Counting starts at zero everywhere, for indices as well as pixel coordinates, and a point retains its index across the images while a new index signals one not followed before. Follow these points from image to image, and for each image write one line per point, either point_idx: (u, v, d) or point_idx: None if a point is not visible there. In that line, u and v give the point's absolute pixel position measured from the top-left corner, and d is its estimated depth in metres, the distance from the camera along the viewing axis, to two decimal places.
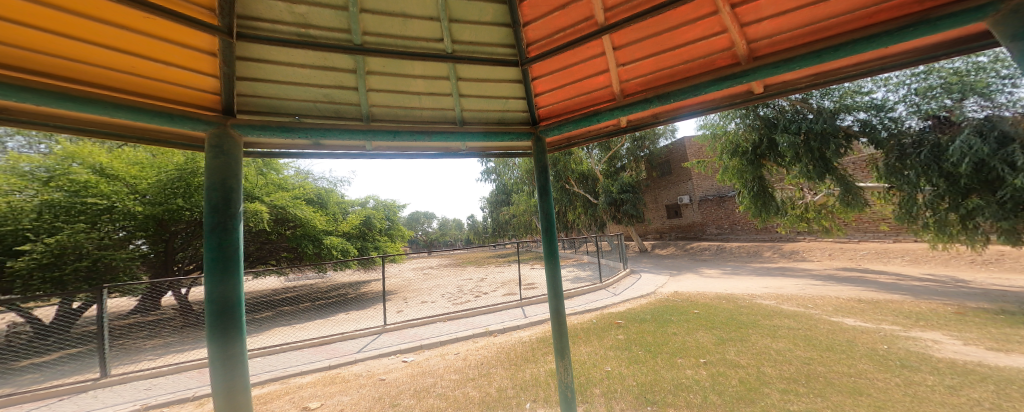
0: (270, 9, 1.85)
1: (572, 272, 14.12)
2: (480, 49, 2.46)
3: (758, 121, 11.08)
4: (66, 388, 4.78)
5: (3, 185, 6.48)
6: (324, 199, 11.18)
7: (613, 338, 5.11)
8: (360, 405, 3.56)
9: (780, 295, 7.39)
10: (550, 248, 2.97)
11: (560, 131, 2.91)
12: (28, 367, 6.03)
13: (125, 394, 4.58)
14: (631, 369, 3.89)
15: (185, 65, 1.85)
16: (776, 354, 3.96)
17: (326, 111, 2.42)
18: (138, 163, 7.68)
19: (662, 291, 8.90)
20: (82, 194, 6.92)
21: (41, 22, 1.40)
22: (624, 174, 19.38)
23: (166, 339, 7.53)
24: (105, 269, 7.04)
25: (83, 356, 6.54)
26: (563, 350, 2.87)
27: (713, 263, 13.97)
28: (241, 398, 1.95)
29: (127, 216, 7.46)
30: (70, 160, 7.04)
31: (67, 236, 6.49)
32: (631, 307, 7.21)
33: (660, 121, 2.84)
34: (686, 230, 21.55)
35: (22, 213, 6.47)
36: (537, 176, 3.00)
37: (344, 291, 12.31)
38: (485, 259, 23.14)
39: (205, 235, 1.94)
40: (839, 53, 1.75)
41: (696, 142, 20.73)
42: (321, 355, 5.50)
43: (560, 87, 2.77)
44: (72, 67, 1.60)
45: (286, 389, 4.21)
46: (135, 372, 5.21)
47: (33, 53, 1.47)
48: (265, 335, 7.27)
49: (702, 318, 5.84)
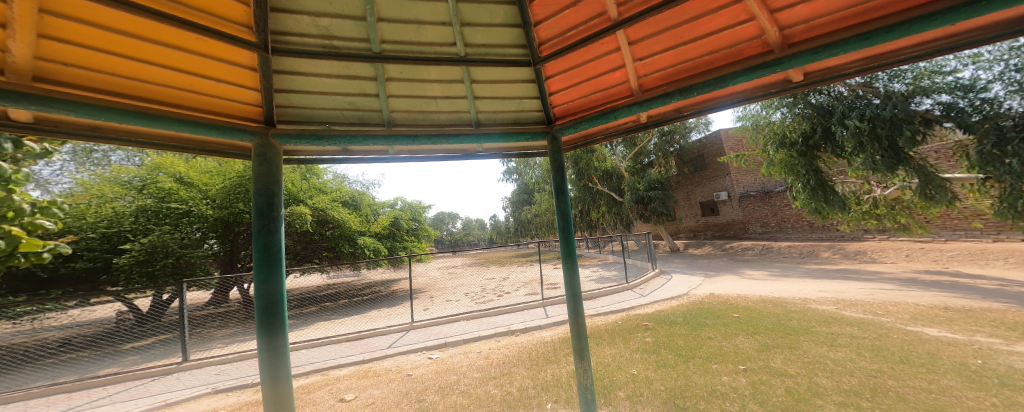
0: (297, 24, 1.99)
1: (596, 272, 13.82)
2: (492, 51, 2.48)
3: (809, 110, 10.31)
4: (158, 370, 5.47)
5: (109, 193, 7.58)
6: (358, 202, 11.74)
7: (640, 341, 4.92)
8: (389, 399, 3.72)
9: (841, 300, 6.74)
10: (567, 248, 2.91)
11: (576, 129, 2.87)
12: (130, 349, 7.01)
13: (200, 377, 5.14)
14: (660, 373, 3.74)
15: (232, 81, 2.05)
16: (833, 364, 3.64)
17: (351, 118, 2.56)
18: (208, 172, 8.40)
19: (696, 293, 8.47)
20: (166, 200, 7.96)
21: (115, 47, 1.59)
22: (652, 171, 18.68)
23: (232, 329, 8.34)
24: (185, 266, 7.98)
25: (169, 342, 7.43)
26: (583, 351, 2.79)
27: (757, 264, 13.06)
28: (283, 390, 2.11)
29: (201, 219, 8.30)
30: (158, 170, 8.02)
31: (156, 237, 7.44)
32: (661, 309, 6.93)
33: (686, 114, 2.69)
34: (725, 229, 20.34)
35: (124, 217, 7.66)
36: (554, 176, 2.96)
37: (377, 289, 12.97)
38: (507, 258, 23.32)
39: (254, 235, 2.15)
40: (891, 35, 1.58)
41: (734, 134, 19.56)
42: (356, 349, 5.83)
43: (574, 85, 2.73)
44: (141, 87, 1.82)
45: (326, 381, 4.51)
46: (211, 358, 5.82)
47: (116, 78, 1.71)
48: (309, 329, 7.83)
49: (743, 322, 5.47)
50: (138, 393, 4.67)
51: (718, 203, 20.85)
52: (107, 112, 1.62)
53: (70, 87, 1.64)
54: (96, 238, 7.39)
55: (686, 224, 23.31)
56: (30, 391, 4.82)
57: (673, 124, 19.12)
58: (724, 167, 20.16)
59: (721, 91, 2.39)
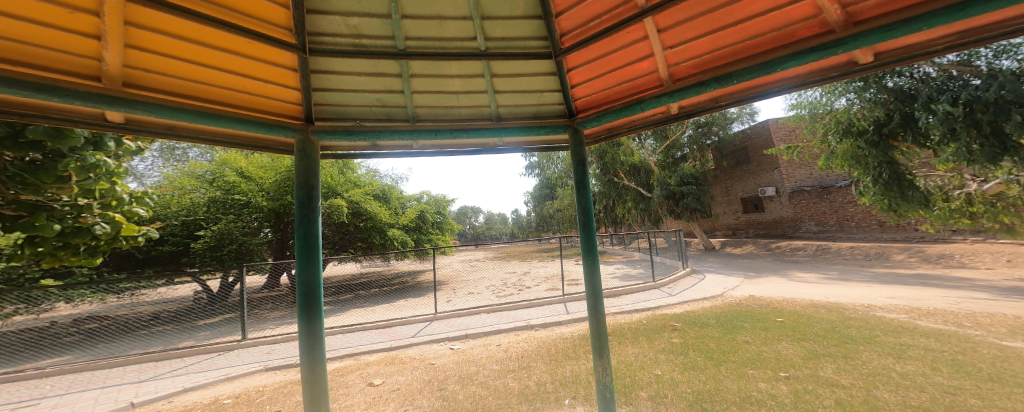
0: (330, 24, 2.07)
1: (621, 270, 13.51)
2: (513, 44, 2.44)
3: (884, 94, 9.20)
4: (221, 346, 6.12)
5: (187, 185, 8.81)
6: (387, 195, 12.21)
7: (666, 341, 4.77)
8: (412, 386, 3.89)
9: (915, 309, 6.00)
10: (588, 244, 2.85)
11: (599, 122, 2.77)
12: (201, 325, 8.02)
13: (254, 355, 5.68)
14: (686, 375, 3.61)
15: (278, 81, 2.18)
16: (900, 378, 3.28)
17: (379, 114, 2.65)
18: (263, 166, 9.25)
19: (733, 295, 8.00)
20: (231, 192, 8.88)
21: (180, 53, 1.77)
22: (685, 165, 17.78)
23: (283, 312, 9.11)
24: (246, 252, 8.88)
25: (231, 320, 8.35)
26: (603, 348, 2.74)
27: (811, 267, 11.81)
28: (318, 371, 2.26)
29: (258, 209, 9.10)
30: (225, 166, 9.05)
31: (223, 225, 8.42)
32: (691, 310, 6.64)
33: (724, 104, 2.52)
34: (771, 226, 19.05)
35: (198, 206, 8.80)
36: (575, 170, 2.91)
37: (404, 280, 13.55)
38: (529, 253, 23.41)
39: (296, 224, 2.32)
40: (993, 4, 1.33)
41: (785, 123, 18.10)
42: (384, 337, 6.15)
43: (597, 77, 2.63)
44: (205, 90, 2.01)
45: (357, 365, 4.79)
46: (264, 338, 6.41)
47: (185, 81, 1.91)
48: (344, 315, 8.35)
49: (788, 328, 5.11)
50: (206, 366, 5.26)
51: (762, 199, 19.60)
52: (178, 112, 1.84)
53: (152, 92, 1.85)
54: (178, 224, 8.59)
55: (723, 221, 22.24)
56: (127, 358, 5.64)
57: (710, 115, 18.01)
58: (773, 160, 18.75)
59: (767, 77, 2.21)
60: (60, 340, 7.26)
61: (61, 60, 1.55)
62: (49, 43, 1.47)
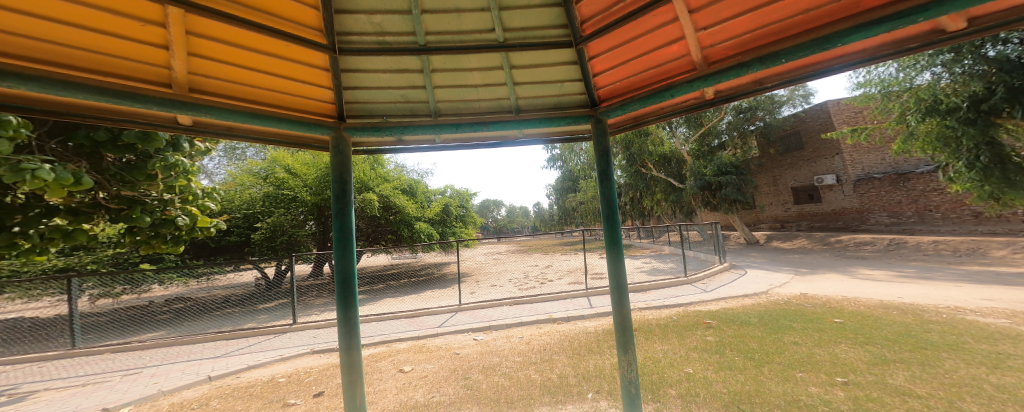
0: (355, 23, 2.13)
1: (650, 263, 13.14)
2: (532, 34, 2.38)
3: (983, 66, 7.46)
4: (275, 329, 6.79)
5: (247, 181, 9.87)
6: (414, 189, 12.60)
7: (698, 339, 4.59)
8: (439, 374, 4.05)
9: (1010, 312, 5.19)
10: (612, 236, 2.75)
11: (624, 111, 2.66)
12: (262, 309, 9.10)
13: (303, 338, 6.20)
14: (722, 375, 3.46)
15: (314, 82, 2.29)
16: (995, 391, 2.81)
17: (403, 110, 2.71)
18: (307, 163, 9.96)
19: (777, 292, 7.47)
20: (282, 188, 9.71)
21: (231, 58, 1.90)
22: (722, 153, 16.68)
23: (325, 299, 9.83)
24: (295, 243, 9.74)
25: (285, 306, 9.33)
26: (627, 344, 2.67)
27: (876, 263, 10.56)
28: (354, 357, 2.41)
29: (304, 204, 9.84)
30: (276, 163, 9.95)
31: (276, 219, 9.28)
32: (726, 307, 6.32)
33: (770, 85, 2.33)
34: (830, 218, 17.66)
35: (256, 201, 9.81)
36: (598, 161, 2.82)
37: (430, 271, 14.06)
38: (551, 245, 23.40)
39: (333, 216, 2.46)
40: None
41: (848, 104, 16.66)
42: (413, 326, 6.43)
43: (622, 64, 2.51)
44: (253, 92, 2.14)
45: (388, 352, 5.06)
46: (313, 323, 7.00)
47: (239, 85, 2.06)
48: (377, 304, 8.83)
49: (847, 330, 4.65)
50: (265, 346, 5.88)
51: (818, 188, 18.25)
52: (233, 113, 2.01)
53: (213, 96, 2.02)
54: (239, 217, 9.58)
55: (769, 213, 21.08)
56: (206, 336, 6.63)
57: (754, 99, 16.65)
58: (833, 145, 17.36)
59: (824, 55, 1.99)
60: (157, 318, 8.82)
61: (140, 71, 1.73)
62: (130, 55, 1.64)
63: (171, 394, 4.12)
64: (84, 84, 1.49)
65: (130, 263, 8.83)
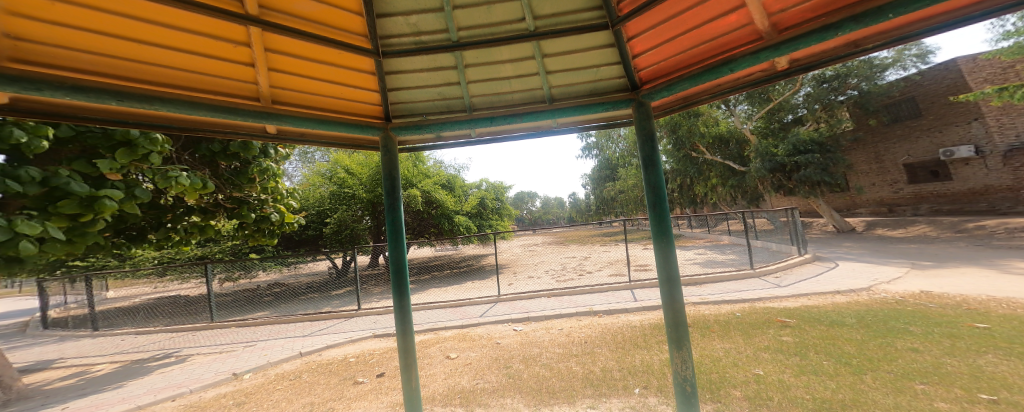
0: (394, 25, 2.24)
1: (705, 255, 12.21)
2: (563, 19, 2.29)
3: None
4: (343, 314, 7.62)
5: (316, 182, 11.17)
6: (451, 184, 13.02)
7: (771, 339, 4.13)
8: (482, 362, 4.22)
9: None
10: (659, 225, 2.56)
11: (671, 92, 2.41)
12: (333, 295, 10.31)
13: (365, 323, 6.88)
14: (803, 380, 3.07)
15: (366, 86, 2.46)
16: None
17: (440, 107, 2.79)
18: (361, 163, 10.86)
19: (865, 287, 6.45)
20: (343, 186, 10.66)
21: (300, 70, 2.11)
22: (799, 129, 14.50)
23: (381, 287, 10.76)
24: (354, 236, 10.81)
25: (350, 293, 10.46)
26: (681, 340, 2.50)
27: (1014, 253, 8.50)
28: (408, 340, 2.59)
29: (361, 200, 10.71)
30: (337, 165, 11.00)
31: (341, 214, 10.34)
32: (796, 304, 5.64)
33: (868, 47, 1.90)
34: (965, 200, 14.79)
35: (322, 198, 11.06)
36: (641, 147, 2.64)
37: (470, 263, 14.62)
38: (589, 236, 22.88)
39: (385, 211, 2.66)
40: None
41: (992, 58, 13.42)
42: (456, 315, 6.77)
43: (667, 41, 2.31)
44: (319, 100, 2.37)
45: (435, 339, 5.38)
46: (376, 309, 7.70)
47: (309, 94, 2.29)
48: (424, 294, 9.43)
49: (991, 336, 3.65)
50: (339, 328, 6.65)
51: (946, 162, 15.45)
52: (307, 120, 2.24)
53: (291, 107, 2.27)
54: (312, 213, 10.86)
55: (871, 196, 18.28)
56: (295, 317, 7.73)
57: (844, 65, 13.95)
58: (970, 110, 14.32)
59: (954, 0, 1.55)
60: (263, 300, 10.56)
61: (235, 88, 2.02)
62: (227, 74, 1.92)
63: (276, 365, 4.96)
64: (200, 102, 1.77)
65: (244, 254, 10.66)
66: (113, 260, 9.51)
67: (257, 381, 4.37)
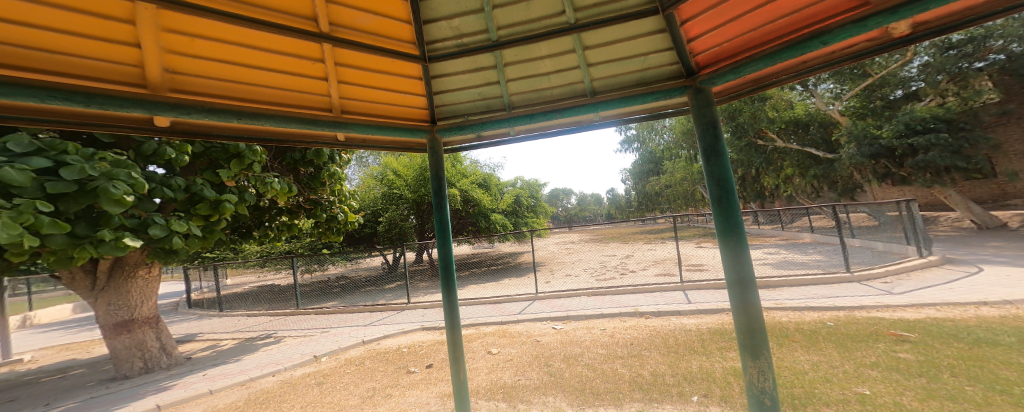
0: (438, 31, 2.34)
1: (777, 255, 10.80)
2: (606, 8, 2.20)
3: None
4: (393, 307, 8.26)
5: (369, 184, 12.28)
6: (487, 183, 13.24)
7: (885, 355, 3.47)
8: (523, 358, 4.25)
9: None
10: (725, 222, 2.32)
11: (738, 75, 2.13)
12: (387, 289, 11.22)
13: (414, 315, 7.37)
14: (928, 405, 2.53)
15: (418, 91, 2.63)
16: None
17: (480, 107, 2.86)
18: (407, 165, 11.65)
19: (1002, 295, 5.16)
20: (392, 187, 11.52)
21: (365, 81, 2.33)
22: (915, 106, 11.85)
23: (426, 283, 11.41)
24: (401, 234, 11.65)
25: (401, 288, 11.27)
26: (757, 349, 2.22)
27: None
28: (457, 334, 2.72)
29: (406, 201, 11.59)
30: (387, 167, 11.93)
31: (391, 214, 11.24)
32: (894, 315, 4.74)
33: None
34: None
35: (372, 198, 12.09)
36: (701, 136, 2.39)
37: (507, 260, 14.84)
38: (631, 233, 21.76)
39: (434, 210, 2.81)
40: None
41: None
42: (496, 311, 6.92)
43: (730, 20, 2.09)
44: (380, 108, 2.58)
45: (476, 334, 5.56)
46: (423, 303, 8.22)
47: (372, 103, 2.50)
48: (466, 290, 9.79)
49: None
50: (393, 319, 7.22)
51: None
52: (369, 127, 2.48)
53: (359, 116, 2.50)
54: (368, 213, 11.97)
55: None
56: (357, 308, 8.55)
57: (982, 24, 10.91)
58: None
59: None
60: (333, 290, 11.92)
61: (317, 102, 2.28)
62: (309, 90, 2.17)
63: (344, 351, 5.55)
64: (290, 116, 2.07)
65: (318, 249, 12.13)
66: (228, 253, 11.67)
67: (331, 365, 4.92)
